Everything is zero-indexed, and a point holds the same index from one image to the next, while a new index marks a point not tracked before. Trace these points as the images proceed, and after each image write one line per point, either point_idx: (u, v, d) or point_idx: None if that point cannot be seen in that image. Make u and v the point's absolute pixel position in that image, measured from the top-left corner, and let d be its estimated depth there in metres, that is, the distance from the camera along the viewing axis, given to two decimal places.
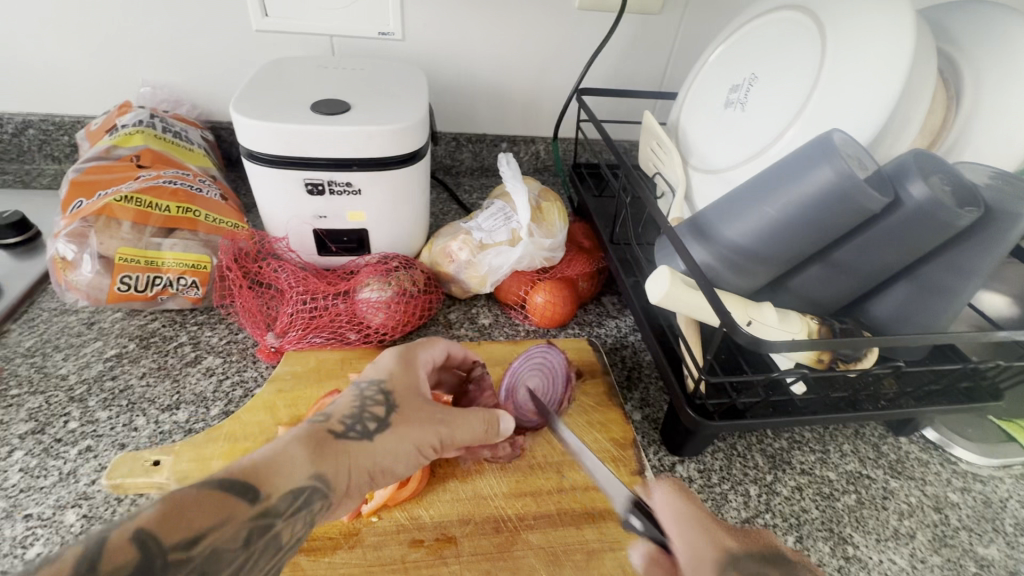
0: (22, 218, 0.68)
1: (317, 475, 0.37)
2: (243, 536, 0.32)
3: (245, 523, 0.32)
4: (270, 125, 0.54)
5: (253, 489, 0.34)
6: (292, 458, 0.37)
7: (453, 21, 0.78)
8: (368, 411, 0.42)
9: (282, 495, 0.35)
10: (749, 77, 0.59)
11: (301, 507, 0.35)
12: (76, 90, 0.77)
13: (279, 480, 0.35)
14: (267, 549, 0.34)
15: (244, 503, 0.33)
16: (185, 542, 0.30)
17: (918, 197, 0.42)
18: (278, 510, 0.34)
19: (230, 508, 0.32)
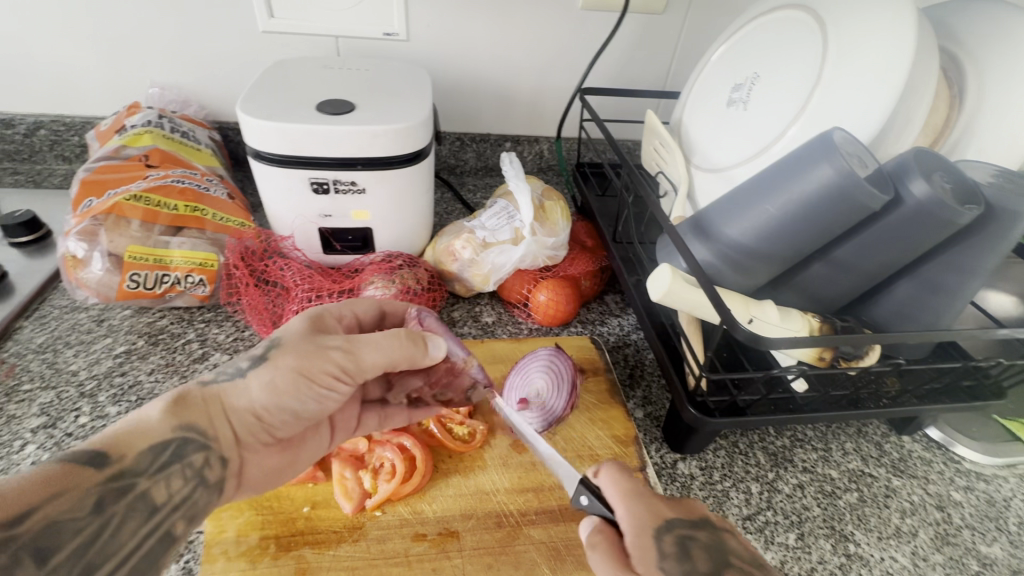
0: (34, 217, 0.69)
1: (177, 428, 0.37)
2: (93, 502, 0.32)
3: (97, 487, 0.32)
4: (276, 125, 0.55)
5: (104, 454, 0.34)
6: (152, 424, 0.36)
7: (456, 22, 0.79)
8: (243, 358, 0.41)
9: (139, 453, 0.35)
10: (752, 76, 0.60)
11: (169, 461, 0.36)
12: (86, 91, 0.79)
13: (137, 442, 0.35)
14: (133, 511, 0.34)
15: (91, 470, 0.33)
16: (14, 518, 0.29)
17: (920, 194, 0.42)
18: (137, 469, 0.34)
19: (74, 476, 0.32)
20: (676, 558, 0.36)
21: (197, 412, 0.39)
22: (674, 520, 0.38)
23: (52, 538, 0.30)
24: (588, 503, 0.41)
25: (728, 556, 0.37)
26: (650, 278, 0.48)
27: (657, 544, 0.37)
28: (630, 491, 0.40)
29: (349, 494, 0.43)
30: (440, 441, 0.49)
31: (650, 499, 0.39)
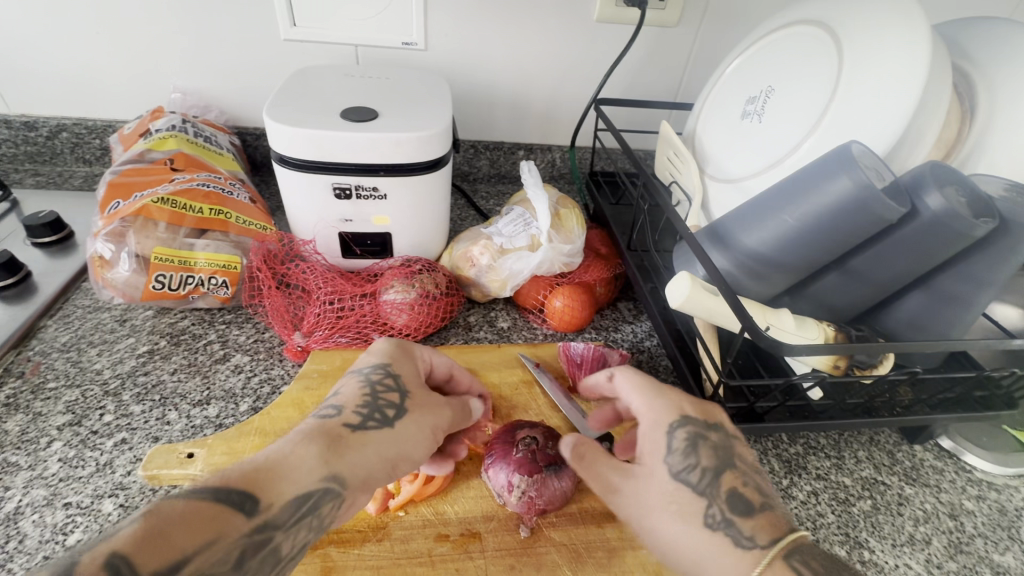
0: (57, 218, 0.70)
1: (327, 478, 0.36)
2: (235, 555, 0.31)
3: (239, 540, 0.32)
4: (302, 131, 0.56)
5: (252, 498, 0.33)
6: (305, 459, 0.36)
7: (474, 32, 0.80)
8: (382, 403, 0.42)
9: (284, 504, 0.34)
10: (767, 89, 0.61)
11: (307, 513, 0.35)
12: (108, 96, 0.80)
13: (282, 489, 0.34)
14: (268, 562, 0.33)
15: (239, 516, 0.32)
16: (168, 568, 0.28)
17: (935, 208, 0.43)
18: (278, 522, 0.33)
19: (223, 523, 0.31)
20: (682, 454, 0.40)
21: (342, 456, 0.38)
22: (694, 418, 0.42)
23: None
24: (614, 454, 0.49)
25: (733, 459, 0.40)
26: (669, 285, 0.50)
27: (667, 442, 0.41)
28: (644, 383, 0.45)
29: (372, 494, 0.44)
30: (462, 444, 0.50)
31: (674, 396, 0.43)
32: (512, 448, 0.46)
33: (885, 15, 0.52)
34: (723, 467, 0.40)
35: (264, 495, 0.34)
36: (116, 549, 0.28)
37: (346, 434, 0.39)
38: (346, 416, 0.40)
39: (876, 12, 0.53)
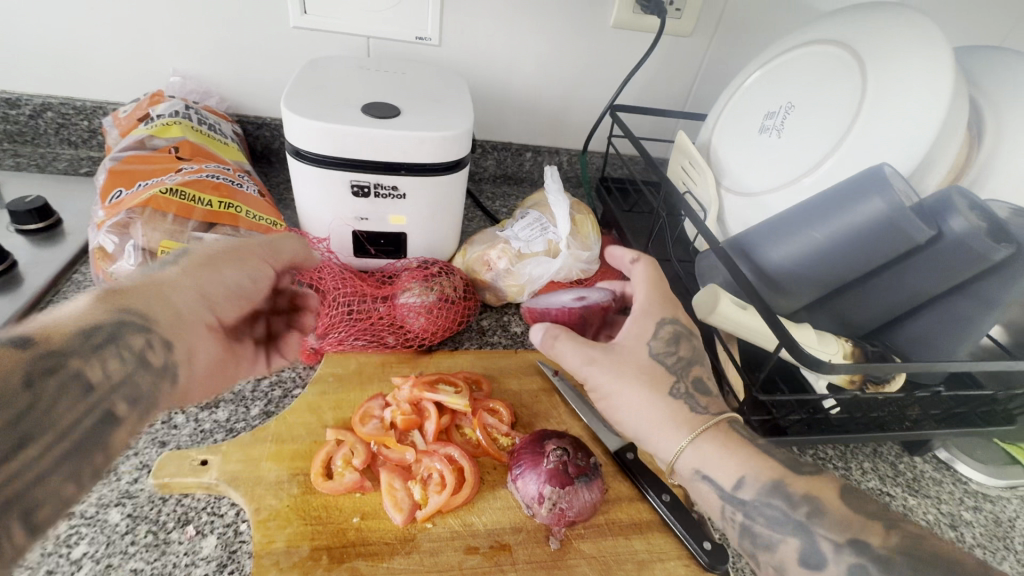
0: (46, 204, 0.66)
1: (119, 311, 0.36)
2: (19, 378, 0.30)
3: (23, 364, 0.30)
4: (323, 126, 0.54)
5: (36, 338, 0.32)
6: (76, 307, 0.35)
7: (489, 30, 0.79)
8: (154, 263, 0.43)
9: (68, 337, 0.33)
10: (786, 105, 0.62)
11: (107, 345, 0.34)
12: (98, 75, 0.75)
13: (63, 325, 0.34)
14: (74, 392, 0.32)
15: (12, 349, 0.31)
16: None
17: (959, 231, 0.45)
18: (70, 348, 0.33)
19: (5, 355, 0.30)
20: (664, 340, 0.48)
21: (139, 300, 0.38)
22: (681, 323, 0.49)
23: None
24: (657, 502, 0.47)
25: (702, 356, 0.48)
26: (697, 298, 0.50)
27: (655, 328, 0.48)
28: (656, 279, 0.51)
29: (400, 505, 0.43)
30: (487, 451, 0.49)
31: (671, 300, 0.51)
32: (542, 459, 0.45)
33: (909, 39, 0.53)
34: (695, 359, 0.48)
35: (46, 335, 0.32)
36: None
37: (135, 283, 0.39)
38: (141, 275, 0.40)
39: (900, 35, 0.54)
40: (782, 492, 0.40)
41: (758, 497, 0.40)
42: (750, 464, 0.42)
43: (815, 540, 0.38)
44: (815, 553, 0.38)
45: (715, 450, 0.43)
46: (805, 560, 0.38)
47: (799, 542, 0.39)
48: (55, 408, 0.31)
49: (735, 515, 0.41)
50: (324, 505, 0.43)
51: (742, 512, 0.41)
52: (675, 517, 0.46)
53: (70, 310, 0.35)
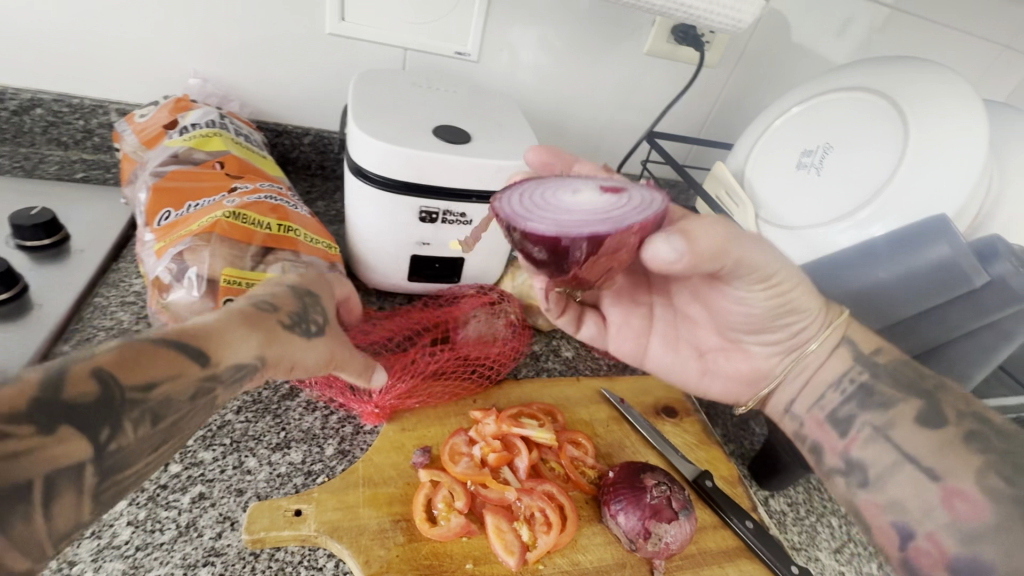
0: (53, 217, 0.59)
1: (262, 357, 0.37)
2: (194, 392, 0.32)
3: (193, 381, 0.32)
4: (390, 151, 0.52)
5: (203, 353, 0.33)
6: (237, 337, 0.36)
7: (529, 50, 0.77)
8: (306, 318, 0.41)
9: (225, 366, 0.34)
10: (825, 145, 0.65)
11: (242, 381, 0.35)
12: (102, 72, 0.68)
13: (223, 352, 0.34)
14: (206, 410, 0.33)
15: (195, 364, 0.32)
16: (142, 386, 0.30)
17: (1004, 274, 0.50)
18: (223, 378, 0.34)
19: (184, 367, 0.32)
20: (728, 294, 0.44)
21: (273, 351, 0.38)
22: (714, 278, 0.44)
23: (162, 412, 0.30)
24: (742, 528, 0.49)
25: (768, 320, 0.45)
26: None
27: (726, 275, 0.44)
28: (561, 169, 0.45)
29: (511, 548, 0.43)
30: (578, 485, 0.50)
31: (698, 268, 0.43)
32: (642, 494, 0.46)
33: (947, 93, 0.57)
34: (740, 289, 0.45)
35: (210, 348, 0.34)
36: (99, 364, 0.28)
37: (285, 329, 0.39)
38: (280, 313, 0.39)
39: (938, 87, 0.57)
40: (915, 367, 0.43)
41: (895, 363, 0.43)
42: (883, 341, 0.45)
43: (941, 406, 0.40)
44: (938, 414, 0.39)
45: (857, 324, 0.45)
46: (921, 418, 0.40)
47: (922, 404, 0.40)
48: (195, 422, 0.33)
49: (859, 376, 0.44)
50: (434, 552, 0.42)
51: (869, 372, 0.44)
52: (759, 541, 0.48)
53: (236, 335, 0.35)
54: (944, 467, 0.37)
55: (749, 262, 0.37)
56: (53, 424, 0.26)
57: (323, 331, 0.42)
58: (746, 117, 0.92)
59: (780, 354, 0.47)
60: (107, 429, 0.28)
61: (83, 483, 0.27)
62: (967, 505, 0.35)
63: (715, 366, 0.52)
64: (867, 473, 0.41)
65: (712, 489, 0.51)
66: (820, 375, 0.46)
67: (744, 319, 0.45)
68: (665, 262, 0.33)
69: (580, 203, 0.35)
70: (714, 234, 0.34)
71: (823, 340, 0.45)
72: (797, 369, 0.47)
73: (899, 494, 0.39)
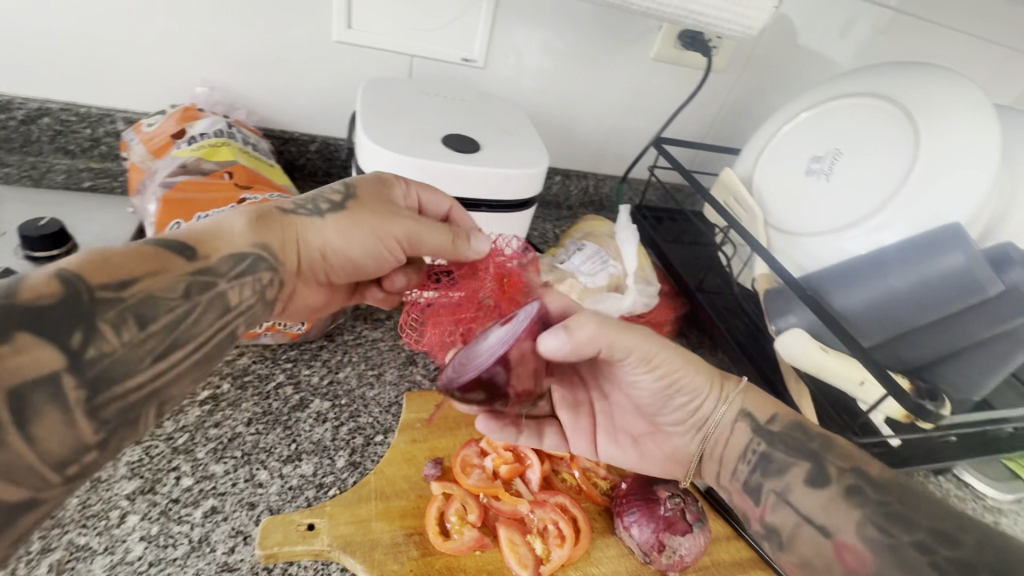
0: (62, 228, 0.59)
1: (259, 244, 0.39)
2: (182, 287, 0.34)
3: (181, 277, 0.34)
4: (401, 161, 0.51)
5: (191, 249, 0.36)
6: (236, 228, 0.39)
7: (535, 56, 0.77)
8: (324, 197, 0.44)
9: (221, 257, 0.37)
10: (834, 151, 0.65)
11: (243, 271, 0.38)
12: (110, 81, 0.67)
13: (220, 245, 0.37)
14: (212, 305, 0.35)
15: (180, 259, 0.35)
16: (116, 285, 0.31)
17: (1017, 281, 0.51)
18: (219, 270, 0.36)
19: (165, 262, 0.34)
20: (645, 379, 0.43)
21: (276, 234, 0.41)
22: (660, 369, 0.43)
23: (149, 311, 0.32)
24: (756, 540, 0.49)
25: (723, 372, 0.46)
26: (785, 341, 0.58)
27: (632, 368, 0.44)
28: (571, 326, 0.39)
29: (524, 562, 0.43)
30: (590, 496, 0.49)
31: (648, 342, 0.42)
32: (656, 506, 0.46)
33: (959, 99, 0.56)
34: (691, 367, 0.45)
35: (206, 246, 0.37)
36: (62, 269, 0.30)
37: (284, 213, 0.42)
38: (281, 204, 0.43)
39: (949, 94, 0.57)
40: (806, 428, 0.41)
41: (788, 429, 0.41)
42: (779, 406, 0.43)
43: (823, 465, 0.38)
44: (823, 474, 0.38)
45: (753, 395, 0.43)
46: (811, 480, 0.38)
47: (809, 466, 0.38)
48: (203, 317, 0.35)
49: (759, 445, 0.41)
50: (448, 566, 0.42)
51: (767, 442, 0.41)
52: (773, 553, 0.48)
53: (227, 229, 0.38)
54: (832, 521, 0.35)
55: (622, 348, 0.41)
56: (12, 331, 0.26)
57: (333, 213, 0.43)
58: (752, 122, 0.91)
59: (691, 433, 0.44)
60: (78, 336, 0.29)
61: (66, 398, 0.27)
62: (853, 556, 0.34)
63: (648, 452, 0.48)
64: (782, 537, 0.38)
65: (726, 501, 0.51)
66: (729, 451, 0.43)
67: (654, 400, 0.45)
68: (553, 350, 0.38)
69: (492, 338, 0.40)
70: (588, 326, 0.39)
71: (722, 414, 0.43)
72: (713, 441, 0.43)
73: (806, 553, 0.36)
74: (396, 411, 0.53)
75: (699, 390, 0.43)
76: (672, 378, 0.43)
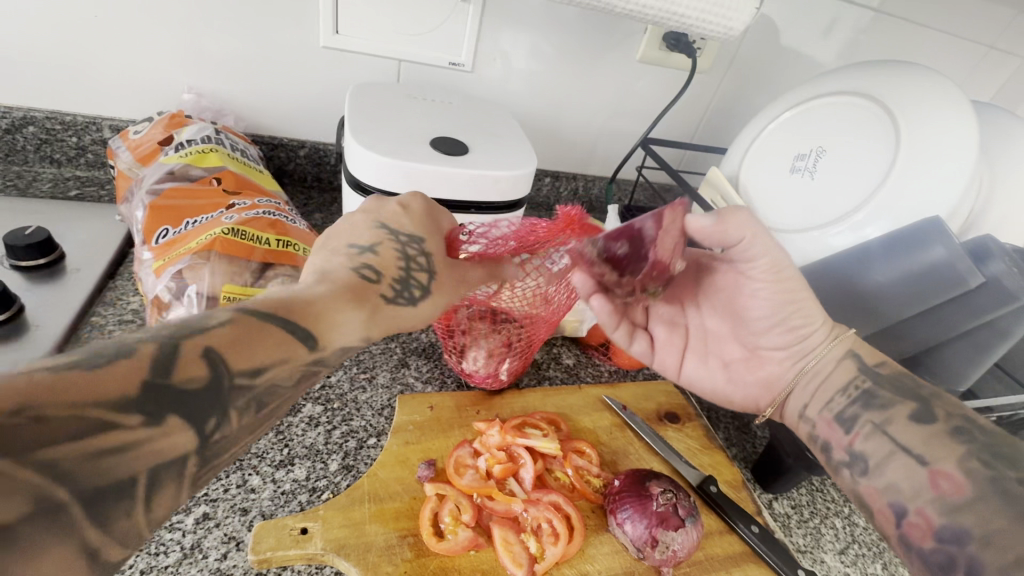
0: (49, 237, 0.59)
1: (368, 339, 0.36)
2: (295, 375, 0.31)
3: (300, 365, 0.32)
4: (389, 165, 0.52)
5: (311, 335, 0.32)
6: (347, 315, 0.34)
7: (522, 59, 0.78)
8: (411, 272, 0.39)
9: (333, 349, 0.34)
10: (817, 149, 0.65)
11: (346, 360, 0.35)
12: (97, 90, 0.67)
13: (330, 334, 0.33)
14: (311, 392, 0.33)
15: (304, 348, 0.32)
16: (249, 372, 0.29)
17: (997, 274, 0.51)
18: (328, 361, 0.34)
19: (291, 350, 0.31)
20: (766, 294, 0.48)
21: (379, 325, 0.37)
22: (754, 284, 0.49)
23: (268, 397, 0.30)
24: (747, 534, 0.49)
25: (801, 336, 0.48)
26: None
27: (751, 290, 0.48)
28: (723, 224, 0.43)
29: (519, 560, 0.43)
30: (584, 494, 0.50)
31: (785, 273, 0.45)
32: (648, 502, 0.46)
33: (936, 95, 0.57)
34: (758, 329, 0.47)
35: (318, 331, 0.33)
36: (209, 343, 0.28)
37: (386, 299, 0.37)
38: (373, 276, 0.37)
39: (927, 90, 0.58)
40: (916, 378, 0.44)
41: (896, 373, 0.45)
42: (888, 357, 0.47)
43: (933, 408, 0.41)
44: (931, 413, 0.41)
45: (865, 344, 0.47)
46: (917, 417, 0.41)
47: (918, 406, 0.42)
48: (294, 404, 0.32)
49: (863, 383, 0.45)
50: (442, 567, 0.42)
51: (873, 381, 0.45)
52: (765, 546, 0.48)
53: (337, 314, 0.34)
54: (932, 453, 0.39)
55: (769, 252, 0.44)
56: (163, 414, 0.25)
57: (428, 289, 0.40)
58: (737, 121, 0.93)
59: (792, 361, 0.49)
60: (211, 419, 0.27)
61: (185, 475, 0.26)
62: (950, 482, 0.37)
63: (738, 376, 0.53)
64: (869, 463, 0.42)
65: (718, 496, 0.51)
66: (827, 385, 0.47)
67: (760, 319, 0.49)
68: (705, 229, 0.42)
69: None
70: (744, 225, 0.42)
71: (830, 349, 0.47)
72: (811, 372, 0.48)
73: (896, 477, 0.40)
74: (389, 413, 0.53)
75: (815, 319, 0.46)
76: (794, 296, 0.46)
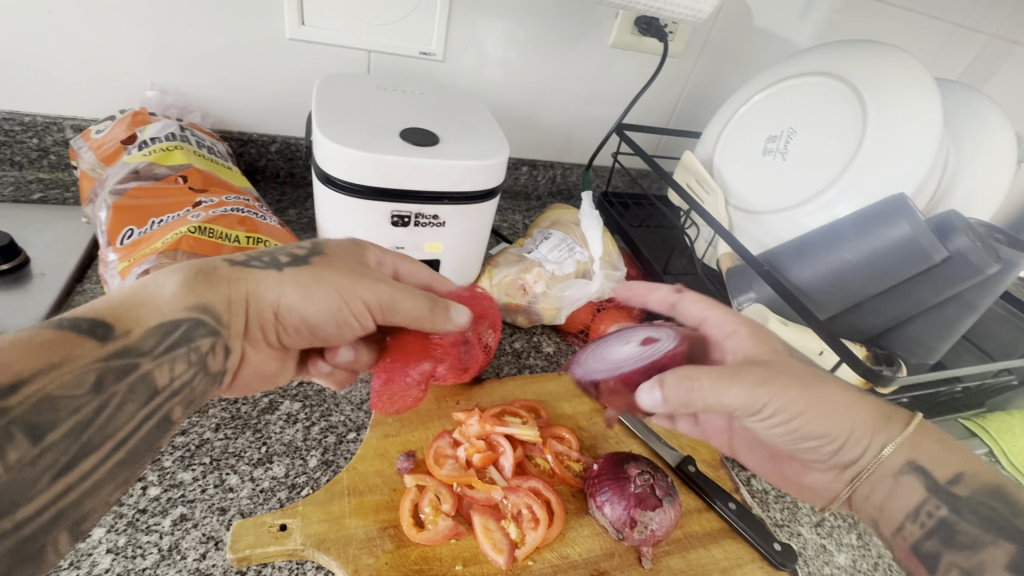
0: (11, 242, 0.57)
1: (197, 306, 0.36)
2: (92, 379, 0.30)
3: (95, 364, 0.31)
4: (358, 158, 0.51)
5: (104, 327, 0.32)
6: (163, 291, 0.36)
7: (493, 47, 0.77)
8: (282, 252, 0.43)
9: (145, 331, 0.33)
10: (788, 130, 0.66)
11: (173, 343, 0.34)
12: (53, 89, 0.65)
13: (145, 313, 0.34)
14: (138, 389, 0.32)
15: (91, 340, 0.31)
16: (5, 388, 0.27)
17: (961, 249, 0.52)
18: (142, 347, 0.33)
19: (72, 345, 0.30)
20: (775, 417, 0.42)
21: (220, 293, 0.38)
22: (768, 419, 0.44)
23: (42, 419, 0.28)
24: (724, 510, 0.50)
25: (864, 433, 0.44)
26: (746, 317, 0.58)
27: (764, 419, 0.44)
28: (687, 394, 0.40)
29: (499, 546, 0.43)
30: (564, 479, 0.50)
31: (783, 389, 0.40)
32: (627, 484, 0.47)
33: (901, 74, 0.58)
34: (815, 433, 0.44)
35: (120, 321, 0.33)
36: None
37: (225, 270, 0.40)
38: (223, 260, 0.41)
39: (893, 69, 0.58)
40: (1006, 495, 0.38)
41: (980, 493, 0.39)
42: (967, 463, 0.40)
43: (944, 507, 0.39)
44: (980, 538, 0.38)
45: (929, 444, 0.41)
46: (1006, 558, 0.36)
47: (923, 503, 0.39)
48: (125, 411, 0.32)
49: (938, 509, 0.39)
50: (423, 557, 0.42)
51: (949, 506, 0.39)
52: (743, 522, 0.49)
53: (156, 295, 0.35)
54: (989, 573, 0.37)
55: (722, 402, 0.40)
56: None
57: (284, 267, 0.42)
58: (711, 105, 0.93)
59: (838, 475, 0.45)
60: None
61: None
62: None
63: (791, 475, 0.51)
64: None
65: (695, 475, 0.53)
66: (895, 505, 0.41)
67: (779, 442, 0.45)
68: (649, 404, 0.41)
69: (627, 351, 0.49)
70: (698, 382, 0.39)
71: (883, 461, 0.41)
72: (870, 486, 0.43)
73: None
74: (369, 408, 0.54)
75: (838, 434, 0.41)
76: (798, 424, 0.41)
